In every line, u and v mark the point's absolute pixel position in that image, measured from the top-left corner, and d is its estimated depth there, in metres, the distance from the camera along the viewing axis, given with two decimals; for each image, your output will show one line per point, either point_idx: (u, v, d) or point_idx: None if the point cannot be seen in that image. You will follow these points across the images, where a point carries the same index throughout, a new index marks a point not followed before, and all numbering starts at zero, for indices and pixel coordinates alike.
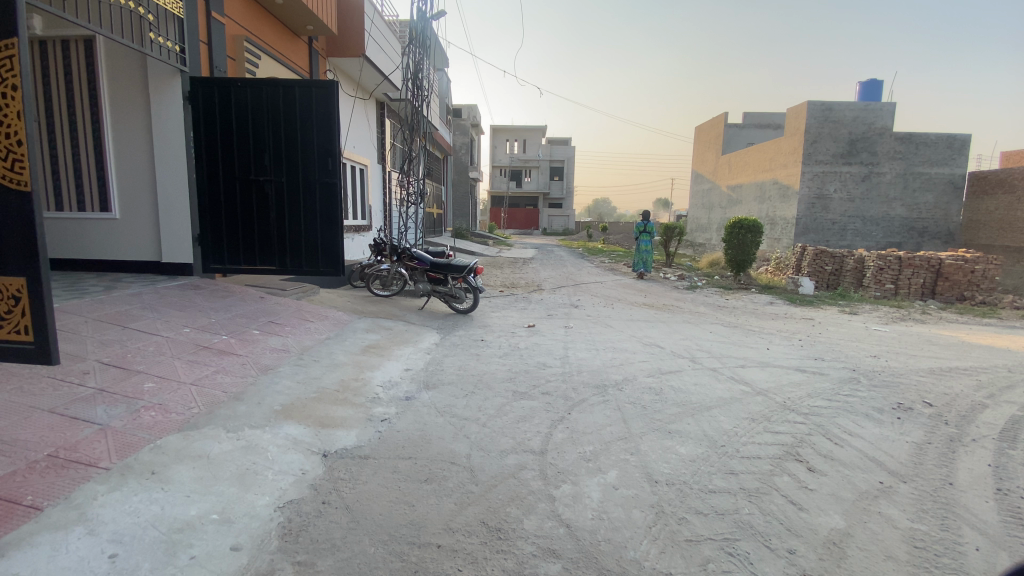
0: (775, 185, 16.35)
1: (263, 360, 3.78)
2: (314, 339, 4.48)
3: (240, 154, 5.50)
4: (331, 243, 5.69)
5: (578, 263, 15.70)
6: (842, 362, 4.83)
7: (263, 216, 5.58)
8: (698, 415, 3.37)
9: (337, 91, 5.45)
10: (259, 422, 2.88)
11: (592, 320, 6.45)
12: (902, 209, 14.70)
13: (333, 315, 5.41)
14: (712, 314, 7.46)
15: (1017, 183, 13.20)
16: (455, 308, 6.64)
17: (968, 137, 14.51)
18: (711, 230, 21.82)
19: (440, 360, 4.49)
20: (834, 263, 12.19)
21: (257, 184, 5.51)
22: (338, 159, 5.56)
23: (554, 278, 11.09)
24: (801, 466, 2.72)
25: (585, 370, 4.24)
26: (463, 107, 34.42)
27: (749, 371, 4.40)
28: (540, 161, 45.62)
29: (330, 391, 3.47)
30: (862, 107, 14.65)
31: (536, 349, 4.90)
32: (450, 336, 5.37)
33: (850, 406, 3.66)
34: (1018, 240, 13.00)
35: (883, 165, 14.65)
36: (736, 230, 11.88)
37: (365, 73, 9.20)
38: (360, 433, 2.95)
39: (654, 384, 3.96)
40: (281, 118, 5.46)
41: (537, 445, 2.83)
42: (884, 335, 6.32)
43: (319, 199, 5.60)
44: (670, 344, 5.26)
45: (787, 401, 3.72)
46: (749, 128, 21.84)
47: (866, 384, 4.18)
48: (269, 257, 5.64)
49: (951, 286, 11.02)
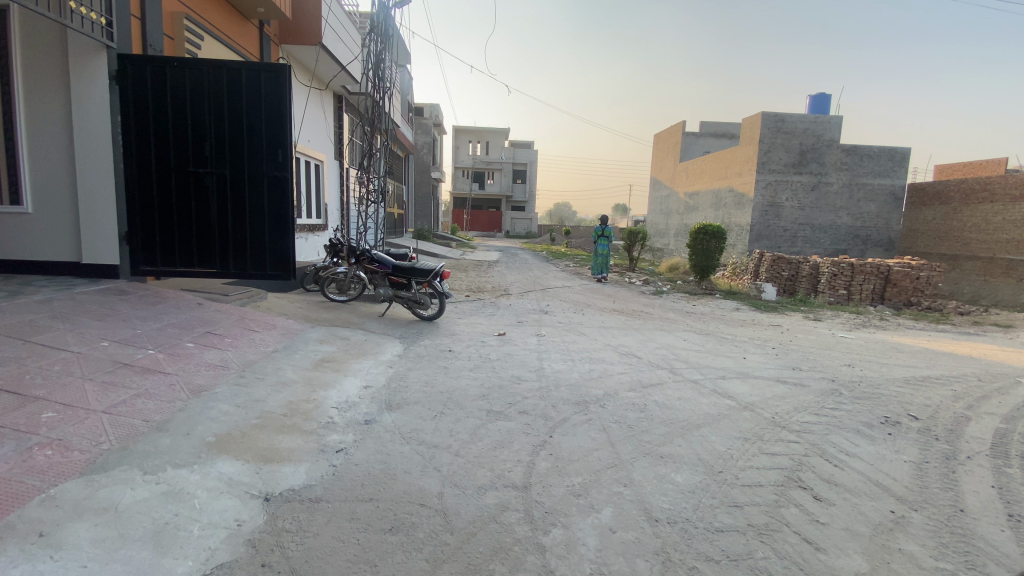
0: (731, 193, 16.70)
1: (196, 379, 3.26)
2: (260, 353, 3.97)
3: (177, 142, 4.89)
4: (281, 244, 5.17)
5: (542, 266, 15.49)
6: (820, 371, 4.72)
7: (203, 213, 5.00)
8: (688, 435, 3.10)
9: (288, 76, 4.96)
10: (185, 459, 2.40)
11: (564, 328, 6.15)
12: (848, 218, 15.25)
13: (282, 323, 4.88)
14: (682, 321, 7.32)
15: (952, 195, 13.85)
16: (419, 314, 6.20)
17: (907, 150, 15.17)
18: (669, 235, 22.15)
19: (404, 374, 4.06)
20: (790, 269, 12.40)
21: (196, 177, 4.93)
22: (289, 151, 5.05)
23: (519, 282, 10.77)
24: (807, 494, 2.49)
25: (562, 385, 3.93)
26: (424, 106, 33.58)
27: (731, 384, 4.20)
28: (502, 163, 45.60)
29: (277, 416, 3.00)
30: (812, 119, 15.11)
31: (509, 360, 4.56)
32: (413, 347, 4.94)
33: (840, 422, 3.49)
34: (953, 248, 13.67)
35: (831, 175, 15.13)
36: (700, 236, 11.91)
37: (322, 62, 8.60)
38: (310, 469, 2.51)
39: (637, 400, 3.68)
40: (224, 104, 4.89)
41: (518, 478, 2.48)
42: (851, 342, 6.32)
43: (267, 195, 5.07)
44: (647, 354, 5.01)
45: (777, 417, 3.51)
46: (704, 137, 22.28)
47: (849, 396, 4.05)
48: (210, 259, 5.07)
49: (899, 291, 11.47)
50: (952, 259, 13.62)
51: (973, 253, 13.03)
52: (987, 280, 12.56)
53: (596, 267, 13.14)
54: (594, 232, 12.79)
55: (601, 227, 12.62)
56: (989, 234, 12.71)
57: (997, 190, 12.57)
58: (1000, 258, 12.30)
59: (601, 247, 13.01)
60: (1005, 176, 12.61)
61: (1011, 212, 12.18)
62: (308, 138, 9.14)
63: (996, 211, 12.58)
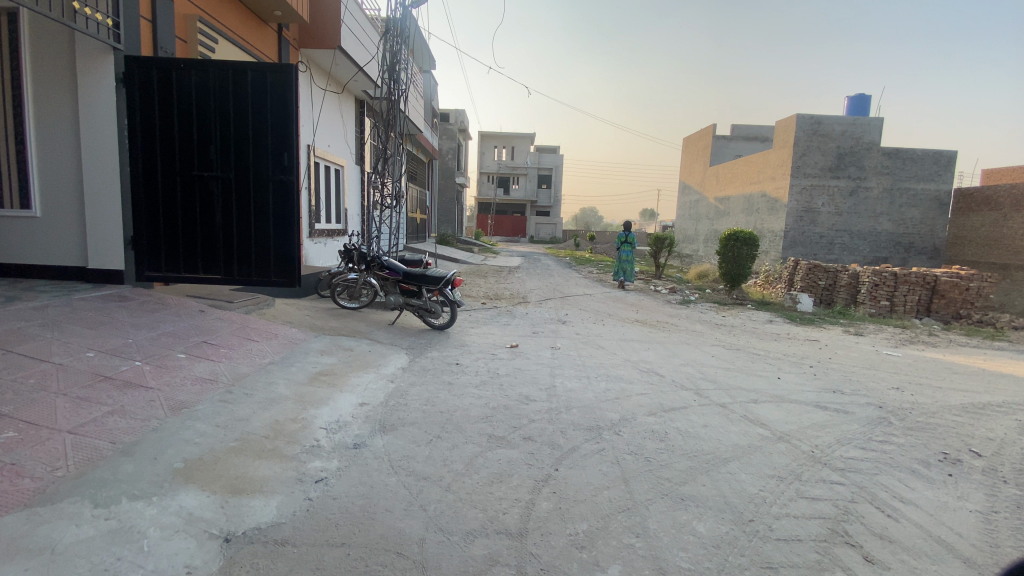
0: (763, 198, 16.04)
1: (179, 394, 3.06)
2: (254, 365, 3.77)
3: (182, 145, 4.78)
4: (285, 249, 4.98)
5: (565, 273, 15.11)
6: (865, 396, 4.24)
7: (208, 218, 4.87)
8: (713, 473, 2.73)
9: (294, 76, 4.77)
10: (145, 491, 2.18)
11: (581, 340, 5.79)
12: (888, 224, 14.40)
13: (284, 332, 4.68)
14: (709, 334, 6.87)
15: (1002, 201, 12.93)
16: (430, 323, 5.96)
17: (953, 153, 14.26)
18: (698, 241, 21.46)
19: (405, 391, 3.80)
20: (827, 278, 11.76)
21: (200, 180, 4.81)
22: (295, 154, 4.87)
23: (539, 289, 10.44)
24: (855, 553, 2.10)
25: (574, 407, 3.59)
26: (450, 111, 33.59)
27: (764, 409, 3.79)
28: (528, 168, 45.44)
29: (258, 438, 2.76)
30: (852, 121, 14.34)
31: (519, 376, 4.25)
32: (419, 359, 4.68)
33: (891, 459, 3.04)
34: (1004, 257, 12.73)
35: (870, 180, 14.33)
36: (731, 243, 11.36)
37: (340, 65, 8.46)
38: (283, 503, 2.25)
39: (657, 427, 3.31)
40: (229, 105, 4.75)
41: (513, 523, 2.17)
42: (897, 361, 5.76)
43: (272, 199, 4.90)
44: (670, 373, 4.62)
45: (816, 451, 3.10)
46: (735, 140, 21.54)
47: (899, 426, 3.58)
48: (213, 265, 4.92)
49: (947, 303, 10.67)
50: (1002, 269, 12.68)
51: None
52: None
53: (619, 274, 12.74)
54: (617, 238, 12.45)
55: (624, 233, 12.24)
56: None
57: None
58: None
59: (624, 252, 12.60)
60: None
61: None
62: (327, 142, 9.06)
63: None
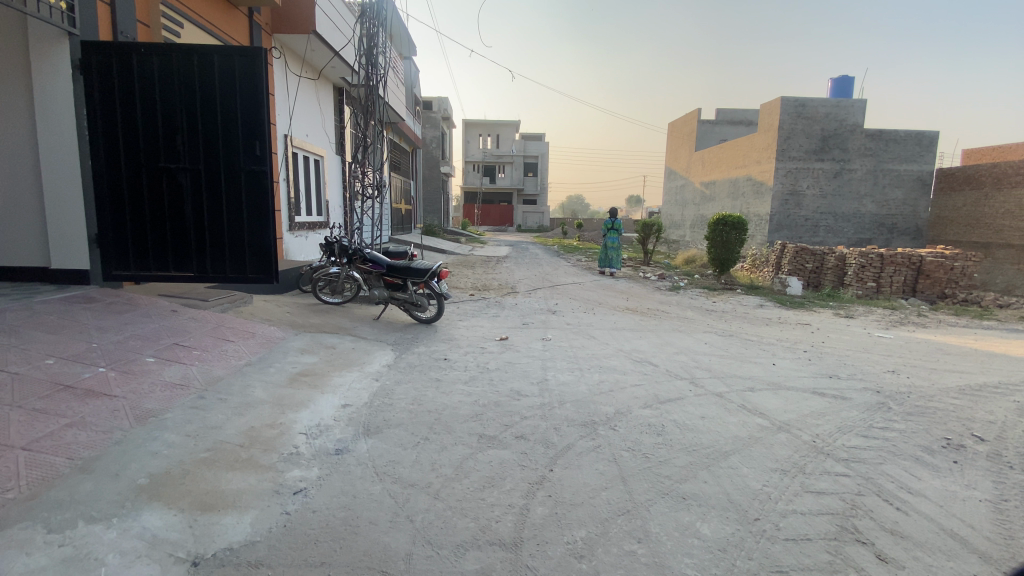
0: (749, 182, 16.00)
1: (147, 401, 2.87)
2: (229, 367, 3.57)
3: (146, 136, 4.49)
4: (262, 244, 4.75)
5: (554, 261, 14.96)
6: (861, 380, 4.17)
7: (178, 213, 4.60)
8: (715, 468, 2.62)
9: (264, 60, 4.51)
10: (105, 512, 2.00)
11: (572, 331, 5.66)
12: (873, 206, 14.45)
13: (262, 331, 4.48)
14: (701, 320, 6.77)
15: (983, 180, 13.02)
16: (416, 317, 5.77)
17: (935, 134, 14.31)
18: (685, 227, 21.44)
19: (390, 389, 3.63)
20: (814, 261, 11.76)
21: (168, 173, 4.53)
22: (268, 143, 4.62)
23: (528, 279, 10.28)
24: (867, 552, 1.99)
25: (568, 401, 3.46)
26: (433, 100, 33.07)
27: (761, 398, 3.69)
28: (513, 156, 45.03)
29: (232, 448, 2.58)
30: (835, 103, 14.30)
31: (509, 370, 4.10)
32: (406, 355, 4.51)
33: (894, 447, 2.96)
34: (985, 236, 12.85)
35: (854, 162, 14.33)
36: (719, 227, 11.29)
37: (315, 50, 8.12)
38: (258, 518, 2.09)
39: (653, 420, 3.20)
40: (196, 92, 4.47)
41: (507, 533, 2.03)
42: (889, 343, 5.71)
43: (246, 191, 4.65)
44: (664, 362, 4.50)
45: (818, 441, 3.00)
46: (721, 124, 21.43)
47: (899, 412, 3.50)
48: (186, 262, 4.67)
49: (932, 283, 10.71)
50: (984, 248, 12.80)
51: (1007, 241, 12.23)
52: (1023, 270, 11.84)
53: (607, 261, 12.63)
54: (603, 225, 12.33)
55: (610, 220, 12.12)
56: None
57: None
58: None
59: (611, 239, 12.47)
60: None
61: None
62: (304, 132, 8.75)
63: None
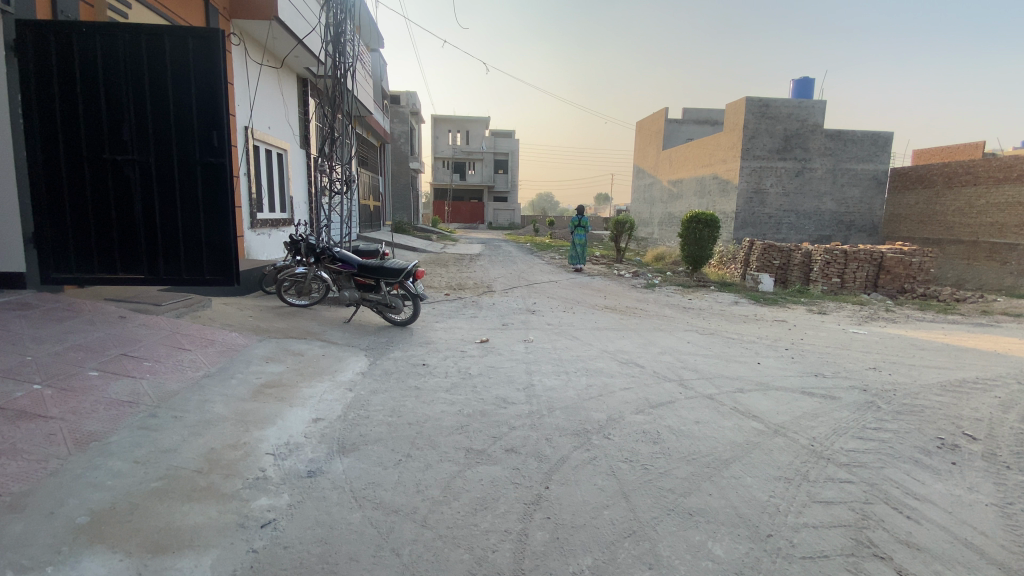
0: (715, 180, 16.24)
1: (88, 422, 2.53)
2: (185, 379, 3.24)
3: (87, 124, 4.04)
4: (221, 243, 4.38)
5: (527, 259, 14.79)
6: (847, 378, 4.15)
7: (125, 209, 4.18)
8: (717, 478, 2.48)
9: (222, 43, 4.12)
10: (35, 560, 1.70)
11: (553, 331, 5.48)
12: (832, 203, 14.85)
13: (222, 338, 4.12)
14: (680, 318, 6.71)
15: (935, 179, 13.55)
16: (391, 319, 5.49)
17: (890, 135, 14.81)
18: (653, 224, 21.66)
19: (366, 400, 3.37)
20: (782, 257, 11.96)
21: (114, 165, 4.10)
22: (226, 133, 4.24)
23: (503, 277, 10.07)
24: (887, 568, 1.89)
25: (557, 408, 3.28)
26: (400, 94, 32.41)
27: (752, 399, 3.60)
28: (483, 153, 44.68)
29: (188, 475, 2.29)
30: (796, 103, 14.61)
31: (493, 376, 3.89)
32: (381, 361, 4.24)
33: (891, 449, 2.90)
34: (937, 232, 13.41)
35: (815, 161, 14.69)
36: (692, 225, 11.35)
37: (277, 36, 7.66)
38: (220, 559, 1.82)
39: (648, 427, 3.04)
40: (145, 77, 4.06)
41: (506, 564, 1.83)
42: (864, 339, 5.77)
43: (202, 186, 4.26)
44: (651, 363, 4.38)
45: (816, 444, 2.91)
46: (687, 123, 21.68)
47: (889, 411, 3.47)
48: (135, 262, 4.26)
49: (892, 278, 11.05)
50: (936, 243, 13.33)
51: (958, 237, 12.75)
52: (971, 264, 12.34)
53: (575, 257, 12.79)
54: (572, 223, 12.32)
55: (578, 217, 12.11)
56: (973, 217, 12.44)
57: (981, 173, 12.31)
58: (984, 242, 12.05)
59: (578, 236, 12.57)
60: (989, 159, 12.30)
61: (995, 195, 11.92)
62: (266, 124, 8.28)
63: (979, 195, 12.31)
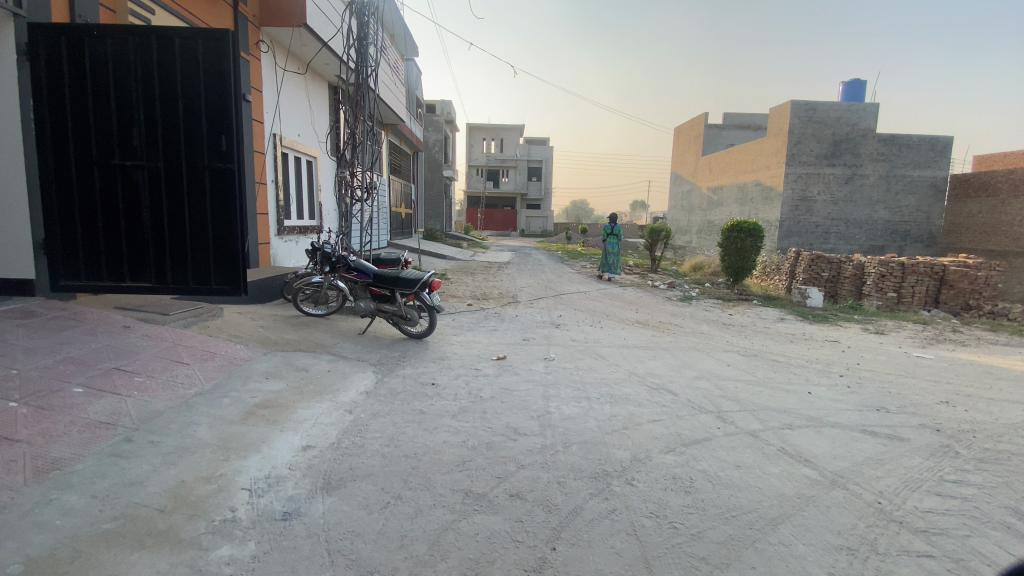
0: (757, 187, 15.45)
1: (55, 449, 2.34)
2: (174, 398, 3.04)
3: (98, 129, 3.94)
4: (229, 250, 4.22)
5: (558, 268, 14.39)
6: (915, 415, 3.58)
7: (134, 216, 4.06)
8: (762, 545, 2.05)
9: (231, 44, 3.97)
10: None
11: (577, 349, 5.07)
12: (885, 212, 13.84)
13: (226, 350, 3.94)
14: (718, 336, 6.17)
15: (999, 186, 12.38)
16: (406, 331, 5.23)
17: (950, 139, 13.72)
18: (691, 233, 20.89)
19: (364, 425, 3.07)
20: (831, 269, 11.16)
21: (123, 171, 3.99)
22: (235, 137, 4.07)
23: (530, 287, 9.72)
24: None
25: (573, 444, 2.89)
26: (436, 103, 32.72)
27: (803, 438, 3.11)
28: (518, 161, 44.58)
29: (147, 516, 2.04)
30: (846, 107, 13.71)
31: (507, 400, 3.55)
32: (388, 379, 3.96)
33: (979, 511, 2.37)
34: (1002, 243, 12.23)
35: (866, 167, 13.74)
36: (733, 234, 10.72)
37: (304, 42, 7.62)
38: None
39: (678, 471, 2.62)
40: (155, 80, 3.94)
41: None
42: (929, 365, 5.11)
43: (209, 192, 4.10)
44: (685, 390, 3.92)
45: (884, 502, 2.42)
46: (728, 129, 20.87)
47: (971, 458, 2.91)
48: (143, 270, 4.14)
49: (956, 294, 10.07)
50: (1002, 256, 12.15)
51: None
52: None
53: (606, 266, 12.35)
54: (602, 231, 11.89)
55: (609, 225, 11.66)
56: None
57: None
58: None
59: (610, 244, 12.13)
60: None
61: None
62: (294, 131, 8.26)
63: None
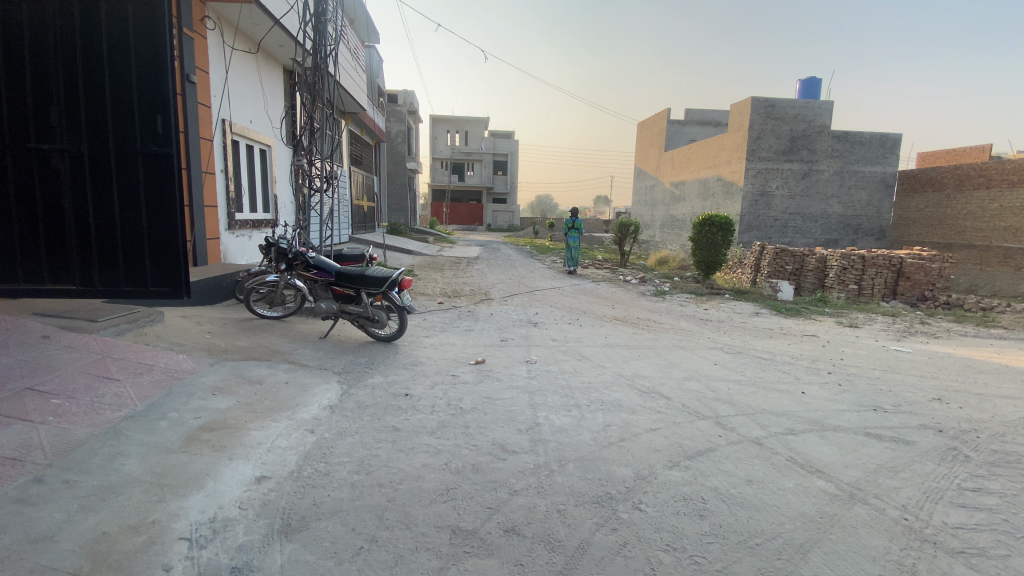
0: (718, 182, 15.58)
1: None
2: (100, 423, 2.57)
3: (8, 105, 3.35)
4: (168, 247, 3.68)
5: (527, 263, 14.09)
6: (913, 414, 3.46)
7: (52, 208, 3.48)
8: None
9: (166, 9, 3.44)
10: None
11: (559, 350, 4.78)
12: (839, 207, 14.13)
13: (166, 362, 3.44)
14: (699, 332, 6.01)
15: (945, 181, 12.97)
16: (373, 334, 4.81)
17: (899, 137, 14.13)
18: (655, 228, 20.96)
19: (330, 447, 2.68)
20: (794, 263, 11.30)
21: (40, 155, 3.41)
22: (172, 118, 3.55)
23: (501, 283, 9.38)
24: None
25: (569, 462, 2.59)
26: (397, 93, 31.75)
27: (809, 445, 2.91)
28: (482, 154, 44.01)
29: None
30: (803, 104, 13.96)
31: (491, 411, 3.21)
32: (355, 390, 3.55)
33: (1010, 523, 2.20)
34: (947, 236, 12.86)
35: (822, 163, 14.01)
36: (705, 228, 10.69)
37: (255, 19, 6.99)
38: None
39: (688, 490, 2.36)
40: (77, 49, 3.38)
41: None
42: (908, 359, 5.07)
43: (143, 179, 3.56)
44: (677, 393, 3.69)
45: (910, 518, 2.22)
46: (689, 124, 21.03)
47: (983, 463, 2.77)
48: (64, 271, 3.56)
49: (912, 285, 10.31)
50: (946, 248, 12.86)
51: (969, 241, 12.30)
52: (984, 270, 11.80)
53: (567, 259, 12.19)
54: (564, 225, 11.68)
55: (574, 219, 11.45)
56: (985, 221, 11.96)
57: (994, 176, 11.80)
58: (997, 247, 11.56)
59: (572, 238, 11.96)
60: (1003, 161, 11.81)
61: (1009, 198, 11.45)
62: (245, 117, 7.62)
63: (992, 198, 11.83)
